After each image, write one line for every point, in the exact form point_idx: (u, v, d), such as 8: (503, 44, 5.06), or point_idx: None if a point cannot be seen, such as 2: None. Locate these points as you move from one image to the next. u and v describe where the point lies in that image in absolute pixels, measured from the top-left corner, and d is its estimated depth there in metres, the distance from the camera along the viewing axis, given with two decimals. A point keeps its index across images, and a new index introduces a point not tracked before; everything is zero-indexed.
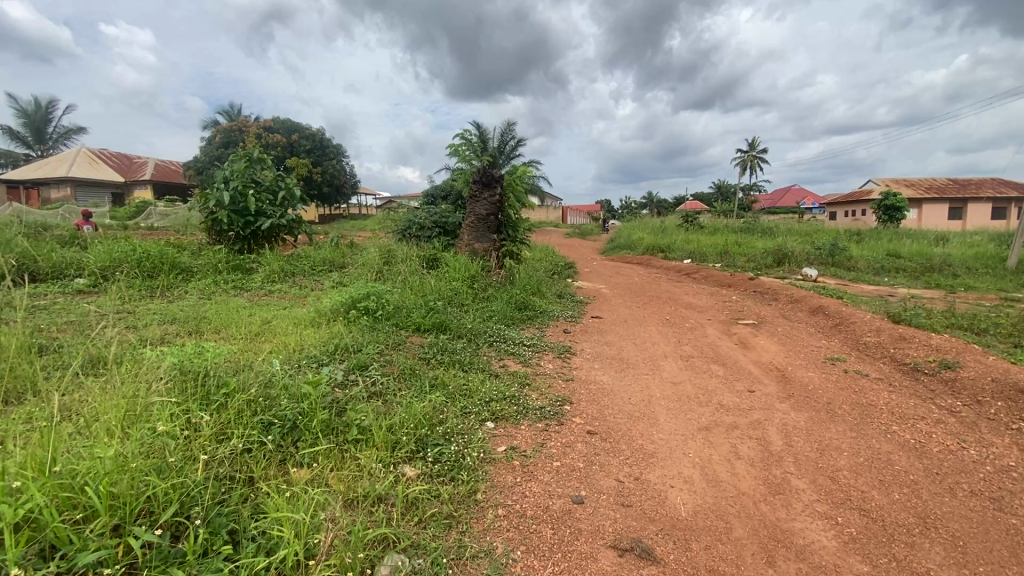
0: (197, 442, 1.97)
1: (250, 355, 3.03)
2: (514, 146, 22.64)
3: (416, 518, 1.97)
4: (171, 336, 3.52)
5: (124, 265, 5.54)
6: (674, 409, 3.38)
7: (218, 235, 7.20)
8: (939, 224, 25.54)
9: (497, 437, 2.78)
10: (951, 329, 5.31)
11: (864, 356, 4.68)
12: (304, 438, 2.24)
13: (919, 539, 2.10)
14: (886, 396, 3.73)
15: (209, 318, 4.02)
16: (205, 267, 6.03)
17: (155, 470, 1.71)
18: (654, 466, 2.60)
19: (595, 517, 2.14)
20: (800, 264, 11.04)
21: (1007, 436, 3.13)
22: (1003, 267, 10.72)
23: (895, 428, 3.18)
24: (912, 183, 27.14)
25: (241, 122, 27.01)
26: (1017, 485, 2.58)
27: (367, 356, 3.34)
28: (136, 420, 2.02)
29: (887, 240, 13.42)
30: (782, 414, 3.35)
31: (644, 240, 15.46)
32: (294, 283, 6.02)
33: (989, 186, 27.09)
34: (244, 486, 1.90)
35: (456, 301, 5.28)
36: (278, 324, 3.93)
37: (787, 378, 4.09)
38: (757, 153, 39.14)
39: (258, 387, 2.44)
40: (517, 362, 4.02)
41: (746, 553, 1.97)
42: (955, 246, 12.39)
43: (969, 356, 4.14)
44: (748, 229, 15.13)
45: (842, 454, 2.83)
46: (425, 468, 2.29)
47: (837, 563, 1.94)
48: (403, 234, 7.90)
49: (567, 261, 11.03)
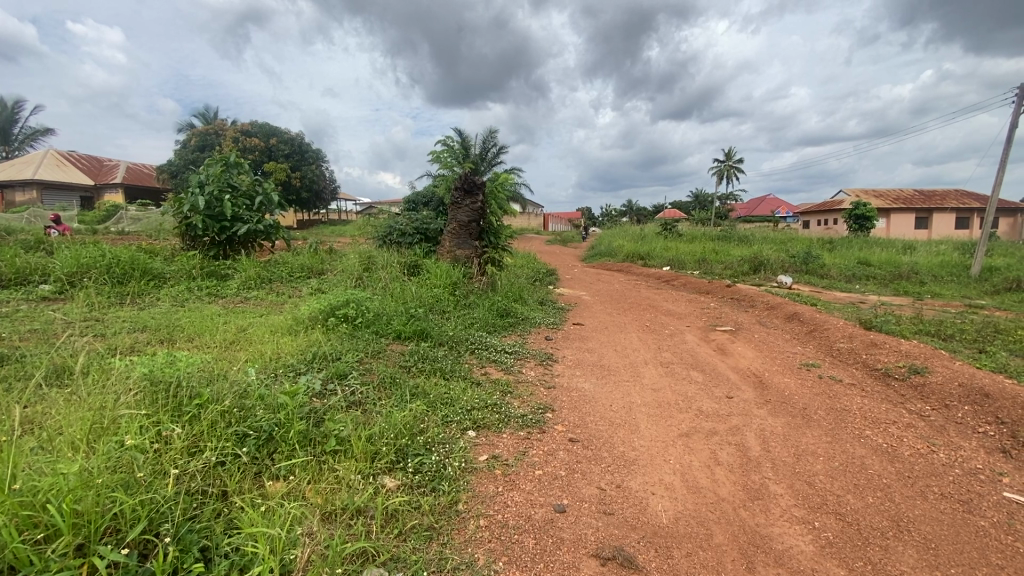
0: (167, 456, 1.90)
1: (225, 364, 2.95)
2: (496, 154, 22.86)
3: (396, 531, 1.94)
4: (142, 345, 3.41)
5: (93, 271, 5.35)
6: (655, 416, 3.40)
7: (192, 240, 7.04)
8: (907, 233, 26.45)
9: (479, 446, 2.76)
10: (920, 335, 5.48)
11: (838, 362, 4.80)
12: (280, 451, 2.19)
13: (893, 542, 2.15)
14: (859, 401, 3.83)
15: (182, 326, 3.91)
16: (178, 273, 5.90)
17: (121, 486, 1.64)
18: (635, 473, 2.61)
19: (577, 526, 2.13)
20: (775, 272, 11.31)
21: (974, 439, 3.24)
22: (966, 276, 11.14)
23: (868, 433, 3.27)
24: (880, 195, 28.15)
25: (218, 126, 26.58)
26: (985, 488, 2.67)
27: (346, 365, 3.27)
28: (103, 433, 1.94)
29: (858, 249, 13.81)
30: (760, 420, 3.41)
31: (625, 247, 15.67)
32: (271, 290, 5.90)
33: (954, 198, 28.21)
34: (217, 501, 1.83)
35: (437, 308, 5.26)
36: (254, 331, 3.84)
37: (764, 384, 4.15)
38: (733, 163, 40.03)
39: (234, 397, 2.37)
40: (498, 369, 4.01)
41: (727, 559, 1.99)
42: (922, 255, 12.81)
43: (937, 362, 4.27)
44: (726, 237, 15.46)
45: (818, 459, 2.88)
46: (405, 479, 2.26)
47: (814, 567, 1.97)
48: (384, 240, 7.82)
49: (549, 268, 11.10)
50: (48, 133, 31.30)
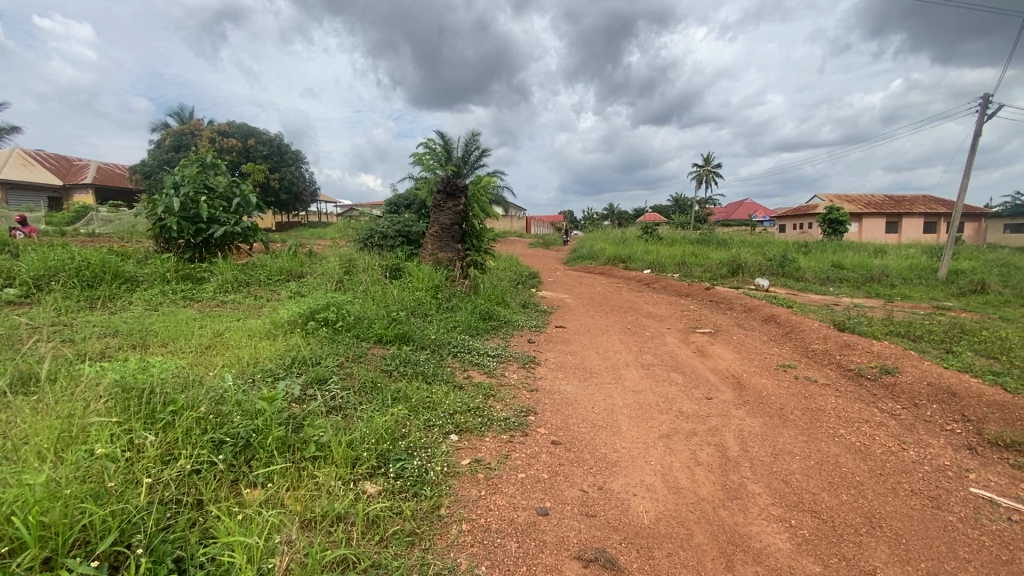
0: (140, 464, 1.85)
1: (200, 370, 2.87)
2: (478, 157, 22.90)
3: (377, 537, 1.91)
4: (113, 350, 3.31)
5: (61, 274, 5.18)
6: (636, 417, 3.43)
7: (166, 243, 6.87)
8: (878, 238, 27.26)
9: (461, 449, 2.75)
10: (891, 337, 5.64)
11: (813, 363, 4.91)
12: (258, 458, 2.15)
13: (865, 538, 2.20)
14: (834, 401, 3.92)
15: (156, 330, 3.81)
16: (151, 276, 5.75)
17: (91, 496, 1.59)
18: (617, 475, 2.64)
19: (559, 528, 2.13)
20: (753, 275, 11.51)
21: (942, 437, 3.35)
22: (934, 279, 11.52)
23: (842, 431, 3.36)
24: (852, 201, 28.98)
25: (194, 126, 26.03)
26: (952, 484, 2.76)
27: (326, 369, 3.22)
28: (72, 442, 1.88)
29: (831, 253, 14.18)
30: (739, 420, 3.47)
31: (607, 250, 15.82)
32: (248, 294, 5.79)
33: (922, 203, 29.19)
34: (192, 510, 1.79)
35: (419, 312, 5.22)
36: (230, 336, 3.76)
37: (742, 385, 4.23)
38: (712, 167, 40.75)
39: (210, 403, 2.31)
40: (481, 372, 4.00)
41: (706, 558, 2.02)
42: (893, 259, 13.21)
43: (906, 362, 4.40)
44: (705, 240, 15.73)
45: (794, 458, 2.94)
46: (387, 485, 2.23)
47: (791, 564, 2.01)
48: (365, 243, 7.73)
49: (531, 271, 11.14)
50: (13, 130, 30.17)
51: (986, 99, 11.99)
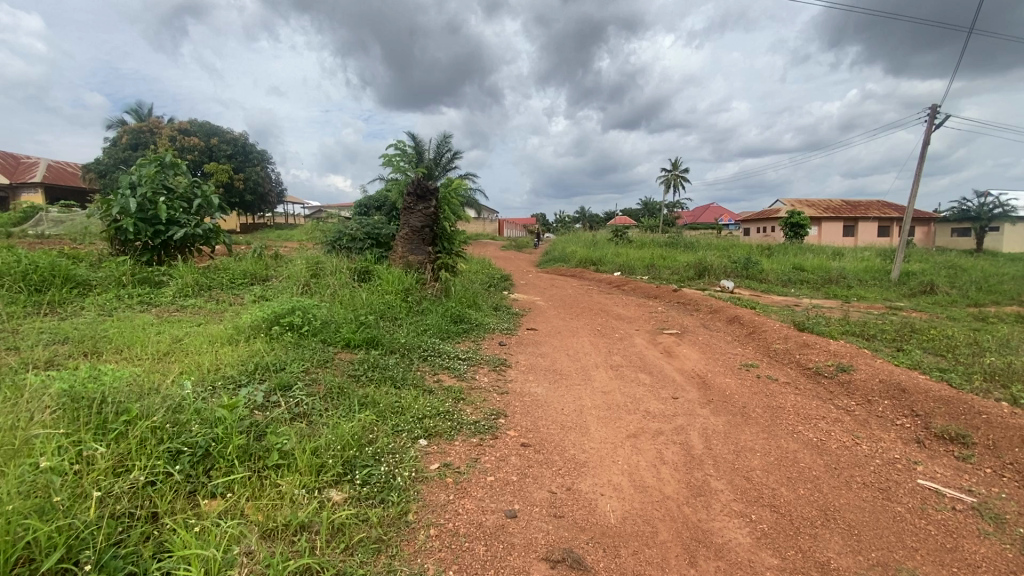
0: (89, 478, 1.77)
1: (156, 378, 2.76)
2: (450, 159, 22.85)
3: (342, 545, 1.88)
4: (61, 358, 3.15)
5: (6, 277, 4.90)
6: (605, 418, 3.48)
7: (122, 244, 6.58)
8: (836, 241, 28.44)
9: (429, 454, 2.73)
10: (847, 336, 5.90)
11: (775, 362, 5.08)
12: (218, 467, 2.08)
13: (821, 531, 2.30)
14: (793, 399, 4.07)
15: (109, 337, 3.65)
16: (105, 280, 5.50)
17: (35, 512, 1.52)
18: (586, 475, 2.67)
19: (527, 530, 2.15)
20: (719, 277, 11.83)
21: (892, 431, 3.51)
22: (887, 280, 12.08)
23: (800, 428, 3.48)
24: (812, 205, 30.14)
25: (153, 123, 25.07)
26: (901, 476, 2.91)
27: (290, 375, 3.15)
28: (14, 455, 1.78)
29: (792, 255, 14.72)
30: (703, 419, 3.56)
31: (578, 252, 16.01)
32: (210, 297, 5.62)
33: (877, 208, 30.62)
34: (146, 523, 1.72)
35: (388, 315, 5.16)
36: (189, 342, 3.63)
37: (707, 384, 4.34)
38: (679, 172, 41.72)
39: (166, 412, 2.23)
40: (451, 376, 3.98)
41: (670, 555, 2.06)
42: (849, 261, 13.82)
43: (860, 360, 4.61)
44: (673, 242, 16.08)
45: (755, 455, 3.04)
46: (352, 492, 2.20)
47: (751, 558, 2.07)
48: (333, 245, 7.60)
49: (504, 273, 11.17)
50: None
51: (934, 110, 12.68)
